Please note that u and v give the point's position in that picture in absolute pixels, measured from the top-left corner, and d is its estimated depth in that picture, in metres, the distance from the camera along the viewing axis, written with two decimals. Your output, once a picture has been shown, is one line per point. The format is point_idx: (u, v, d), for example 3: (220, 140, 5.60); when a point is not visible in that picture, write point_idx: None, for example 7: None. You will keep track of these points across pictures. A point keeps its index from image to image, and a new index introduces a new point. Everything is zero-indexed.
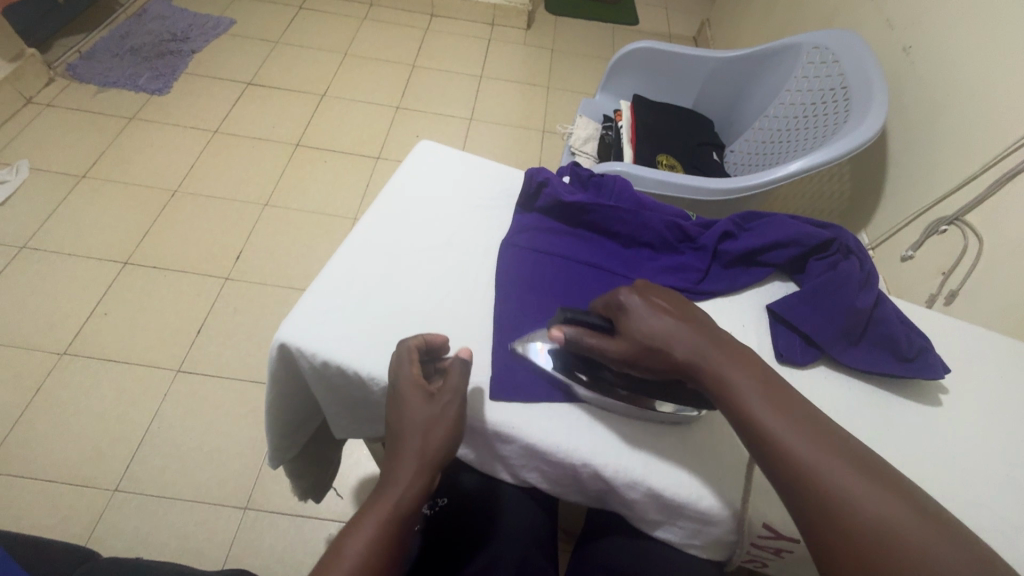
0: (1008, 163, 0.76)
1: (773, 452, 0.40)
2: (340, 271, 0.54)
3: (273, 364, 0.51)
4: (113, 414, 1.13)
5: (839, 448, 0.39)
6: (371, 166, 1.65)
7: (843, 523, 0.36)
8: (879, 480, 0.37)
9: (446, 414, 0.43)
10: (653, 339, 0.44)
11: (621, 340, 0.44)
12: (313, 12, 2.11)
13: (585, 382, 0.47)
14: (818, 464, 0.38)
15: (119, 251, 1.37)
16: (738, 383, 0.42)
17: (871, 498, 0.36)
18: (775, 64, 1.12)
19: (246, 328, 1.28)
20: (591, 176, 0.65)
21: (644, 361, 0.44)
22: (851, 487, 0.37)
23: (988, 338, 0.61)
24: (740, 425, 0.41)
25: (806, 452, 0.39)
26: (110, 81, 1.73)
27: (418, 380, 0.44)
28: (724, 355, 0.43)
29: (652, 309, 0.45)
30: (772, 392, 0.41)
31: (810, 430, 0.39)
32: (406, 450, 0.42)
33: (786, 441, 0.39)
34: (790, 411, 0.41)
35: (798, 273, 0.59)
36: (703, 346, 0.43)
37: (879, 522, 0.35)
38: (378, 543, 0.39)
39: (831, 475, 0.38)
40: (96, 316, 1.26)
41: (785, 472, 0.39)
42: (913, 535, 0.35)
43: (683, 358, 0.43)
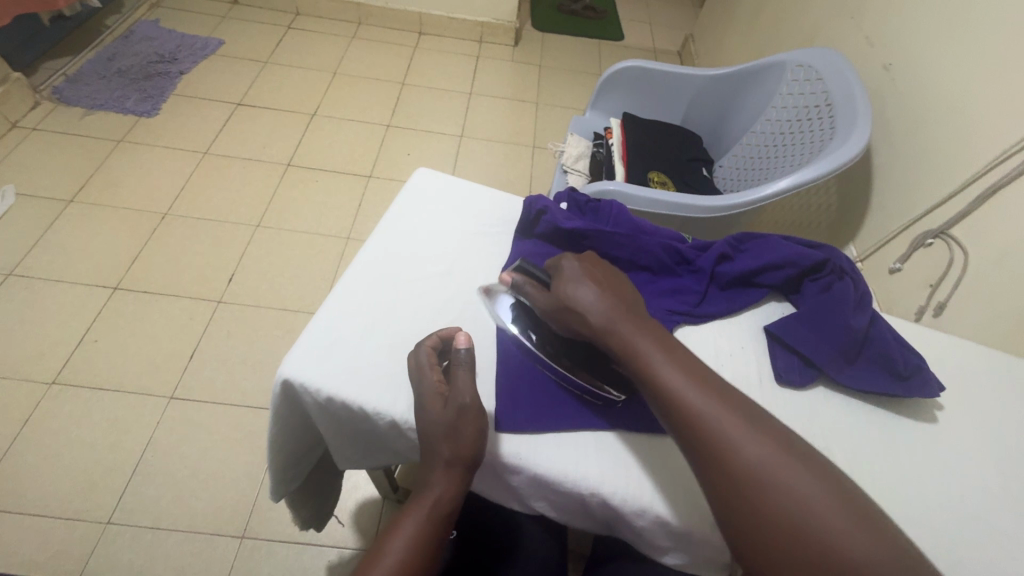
0: (989, 178, 0.78)
1: (669, 405, 0.42)
2: (342, 304, 0.54)
3: (276, 400, 0.50)
4: (104, 444, 1.11)
5: (731, 401, 0.42)
6: (363, 185, 1.65)
7: (725, 468, 0.39)
8: (762, 430, 0.40)
9: (469, 419, 0.44)
10: (576, 303, 0.49)
11: (551, 298, 0.50)
12: (302, 32, 2.12)
13: (532, 342, 0.53)
14: (709, 415, 0.41)
15: (109, 276, 1.35)
16: (643, 345, 0.45)
17: (750, 444, 0.39)
18: (761, 82, 1.15)
19: (240, 351, 1.26)
20: (587, 201, 0.66)
21: (571, 324, 0.49)
22: (735, 435, 0.40)
23: (977, 352, 0.62)
24: (644, 384, 0.44)
25: (698, 405, 0.41)
26: (98, 104, 1.72)
27: (439, 390, 0.46)
28: (634, 321, 0.47)
29: (583, 277, 0.50)
30: (673, 352, 0.45)
31: (702, 385, 0.42)
32: (438, 456, 0.44)
33: (681, 393, 0.42)
34: (687, 370, 0.44)
35: (793, 294, 0.61)
36: (616, 312, 0.47)
37: (756, 467, 0.38)
38: (417, 544, 0.41)
39: (719, 426, 0.40)
40: (86, 344, 1.24)
41: (676, 420, 0.42)
42: (784, 476, 0.38)
43: (598, 322, 0.47)
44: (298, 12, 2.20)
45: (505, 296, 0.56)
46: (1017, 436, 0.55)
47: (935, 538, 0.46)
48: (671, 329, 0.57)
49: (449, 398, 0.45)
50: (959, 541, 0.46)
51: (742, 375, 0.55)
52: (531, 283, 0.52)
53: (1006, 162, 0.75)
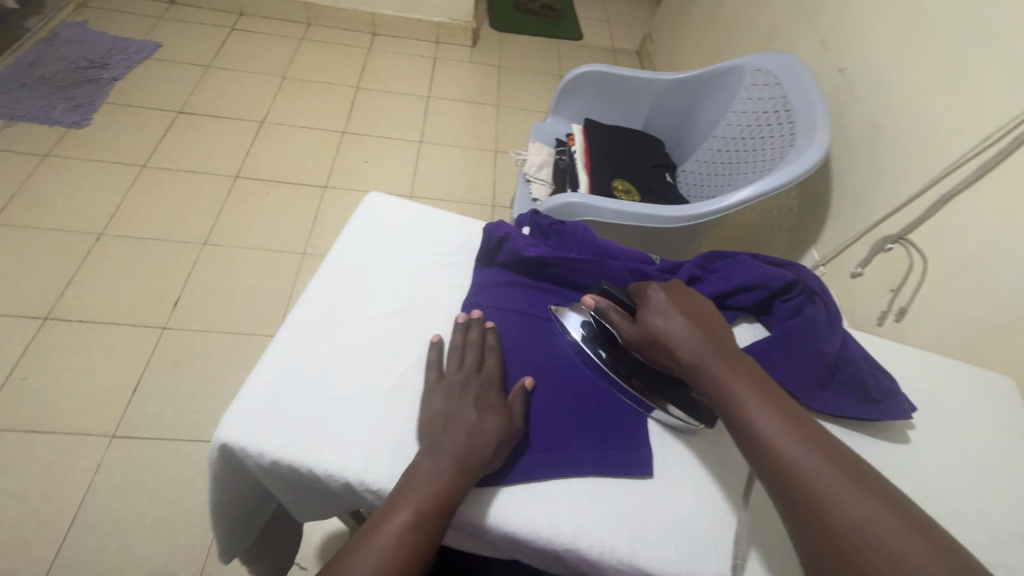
0: (946, 185, 0.79)
1: (759, 447, 0.41)
2: (289, 352, 0.49)
3: (215, 464, 0.45)
4: (38, 492, 1.02)
5: (831, 453, 0.40)
6: (319, 196, 1.57)
7: (822, 521, 0.37)
8: (866, 487, 0.38)
9: (490, 407, 0.46)
10: (665, 335, 0.48)
11: (636, 327, 0.50)
12: (247, 34, 2.01)
13: (602, 359, 0.52)
14: (806, 467, 0.39)
15: (38, 305, 1.24)
16: (738, 387, 0.44)
17: (856, 502, 0.37)
18: (720, 87, 1.15)
19: (190, 381, 1.18)
20: (551, 224, 0.63)
21: (656, 354, 0.49)
22: (837, 490, 0.38)
23: (941, 364, 0.62)
24: (736, 427, 0.43)
25: (794, 455, 0.40)
26: (19, 114, 1.57)
27: (497, 397, 0.47)
28: (728, 360, 0.46)
29: (673, 309, 0.50)
30: (770, 396, 0.43)
31: (800, 431, 0.41)
32: (465, 445, 0.43)
33: (774, 438, 0.41)
34: (786, 416, 0.42)
35: (764, 315, 0.59)
36: (710, 348, 0.47)
37: (861, 527, 0.36)
38: (422, 524, 0.39)
39: (819, 479, 0.39)
40: (12, 382, 1.13)
41: (769, 468, 0.41)
42: (893, 541, 0.35)
43: (687, 356, 0.47)
44: (242, 12, 2.08)
45: (574, 315, 0.55)
46: (987, 450, 0.55)
47: None
48: None
49: (508, 407, 0.47)
50: None
51: None
52: (614, 308, 0.51)
53: (963, 169, 0.76)
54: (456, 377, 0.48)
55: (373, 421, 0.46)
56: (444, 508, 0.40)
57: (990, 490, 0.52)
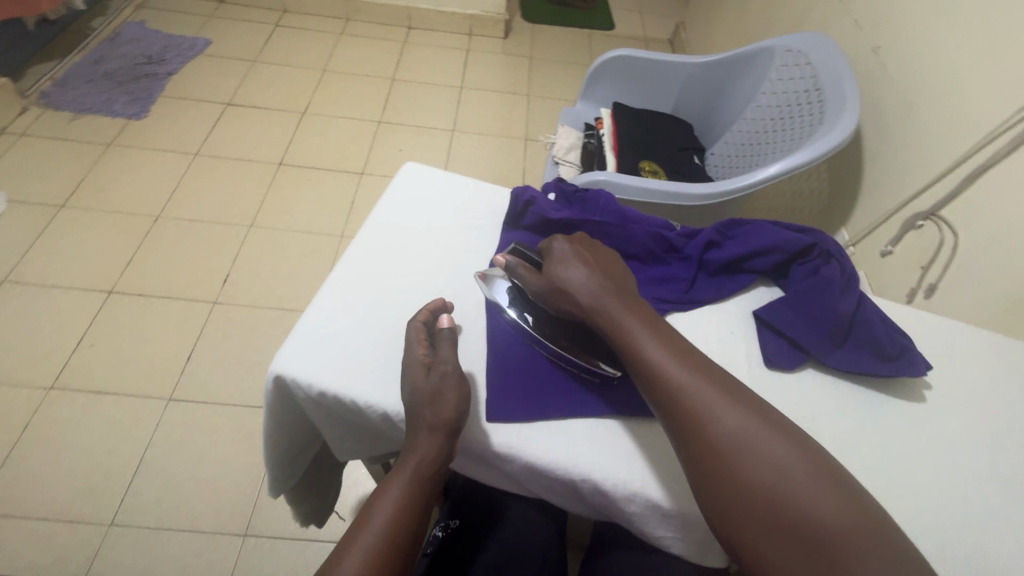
0: (978, 159, 0.78)
1: (649, 378, 0.44)
2: (333, 301, 0.54)
3: (270, 396, 0.51)
4: (104, 447, 1.12)
5: (709, 375, 0.44)
6: (356, 182, 1.64)
7: (702, 436, 0.41)
8: (737, 399, 0.42)
9: (416, 370, 0.47)
10: (566, 282, 0.50)
11: (543, 280, 0.52)
12: (290, 30, 2.11)
13: (530, 323, 0.53)
14: (689, 389, 0.43)
15: (104, 280, 1.35)
16: (630, 323, 0.47)
17: (729, 415, 0.41)
18: (750, 68, 1.15)
19: (238, 352, 1.27)
20: (575, 191, 0.67)
21: (562, 306, 0.51)
22: (714, 407, 0.42)
23: (960, 330, 0.63)
24: (629, 359, 0.46)
25: (680, 380, 0.43)
26: (86, 107, 1.70)
27: (423, 359, 0.48)
28: (621, 300, 0.49)
29: (573, 258, 0.52)
30: (658, 329, 0.47)
31: (681, 359, 0.45)
32: (421, 421, 0.45)
33: (661, 368, 0.44)
34: (669, 344, 0.46)
35: (781, 279, 0.61)
36: (604, 289, 0.49)
37: (734, 435, 0.40)
38: (407, 501, 0.43)
39: (698, 397, 0.42)
40: (82, 348, 1.24)
41: (659, 396, 0.44)
42: (761, 445, 0.40)
43: (588, 301, 0.49)
44: (285, 10, 2.18)
45: (500, 282, 0.56)
46: (1006, 412, 0.56)
47: (926, 517, 0.47)
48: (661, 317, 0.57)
49: (430, 365, 0.48)
50: (947, 517, 0.47)
51: (731, 358, 0.56)
52: (523, 265, 0.54)
53: (994, 143, 0.76)
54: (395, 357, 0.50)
55: None
56: (425, 481, 0.44)
57: (1005, 449, 0.53)
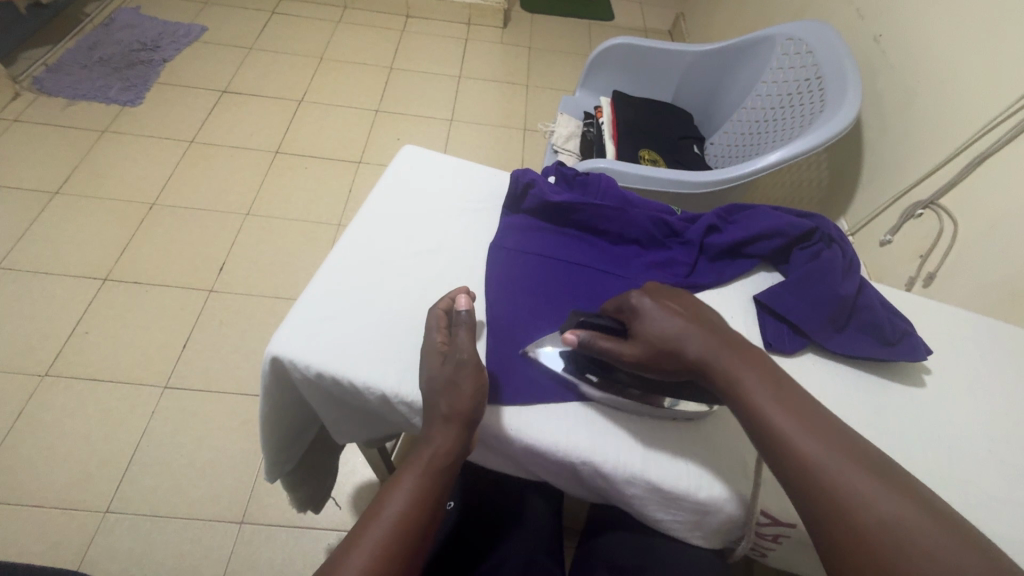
0: (978, 148, 0.78)
1: (781, 452, 0.39)
2: (329, 282, 0.53)
3: (266, 378, 0.50)
4: (100, 434, 1.11)
5: (852, 451, 0.39)
6: (353, 171, 1.63)
7: (852, 523, 0.36)
8: (889, 483, 0.37)
9: (434, 360, 0.46)
10: (666, 341, 0.44)
11: (635, 341, 0.45)
12: (286, 17, 2.08)
13: (594, 382, 0.48)
14: (833, 466, 0.38)
15: (98, 267, 1.34)
16: (751, 384, 0.42)
17: (883, 499, 0.36)
18: (751, 57, 1.14)
19: (234, 340, 1.26)
20: (575, 175, 0.66)
21: (658, 363, 0.45)
22: (863, 487, 0.37)
23: (960, 317, 0.63)
24: (754, 429, 0.41)
25: (820, 455, 0.38)
26: (79, 94, 1.68)
27: (441, 346, 0.47)
28: (737, 357, 0.43)
29: (665, 309, 0.46)
30: (787, 392, 0.42)
31: (819, 431, 0.39)
32: (437, 414, 0.44)
33: (796, 441, 0.39)
34: (800, 410, 0.41)
35: (782, 264, 0.60)
36: (715, 345, 0.44)
37: (893, 525, 0.35)
38: (423, 491, 0.43)
39: (844, 476, 0.37)
40: (77, 335, 1.23)
41: (792, 471, 0.39)
42: (930, 541, 0.34)
43: (695, 357, 0.44)
44: None
45: (549, 343, 0.50)
46: (1004, 397, 0.56)
47: None
48: None
49: (446, 353, 0.46)
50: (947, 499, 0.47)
51: None
52: (602, 336, 0.45)
53: (995, 130, 0.75)
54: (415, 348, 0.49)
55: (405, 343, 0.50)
56: (440, 473, 0.44)
57: (1004, 432, 0.53)
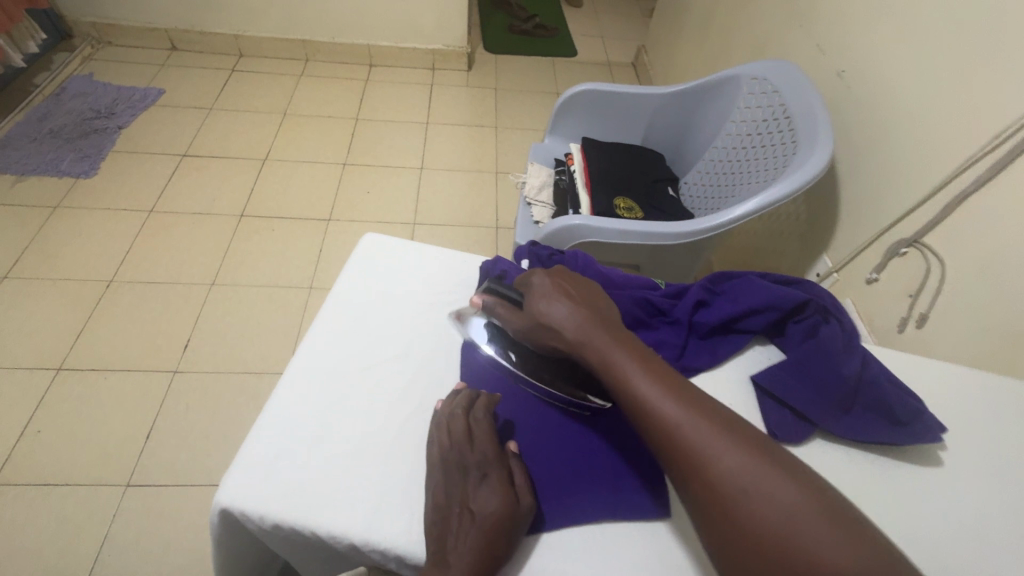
0: (958, 186, 0.76)
1: (642, 417, 0.41)
2: (286, 409, 0.48)
3: (216, 530, 0.44)
4: (55, 546, 1.01)
5: (700, 407, 0.40)
6: (324, 230, 1.58)
7: (702, 478, 0.38)
8: (737, 437, 0.38)
9: (489, 489, 0.41)
10: (547, 316, 0.48)
11: (523, 314, 0.50)
12: (247, 74, 2.05)
13: (514, 362, 0.51)
14: (680, 423, 0.39)
15: (52, 356, 1.25)
16: (615, 353, 0.44)
17: (726, 452, 0.38)
18: (717, 97, 1.13)
19: (202, 424, 1.18)
20: (551, 254, 0.62)
21: (545, 341, 0.48)
22: (712, 447, 0.38)
23: (968, 377, 0.59)
24: (619, 397, 0.43)
25: (671, 416, 0.40)
26: (30, 168, 1.61)
27: (498, 477, 0.42)
28: (606, 330, 0.46)
29: (552, 289, 0.50)
30: (643, 360, 0.44)
31: (674, 393, 0.41)
32: (460, 546, 0.39)
33: (652, 405, 0.41)
34: (656, 375, 0.43)
35: (777, 337, 0.57)
36: (588, 320, 0.47)
37: (734, 478, 0.37)
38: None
39: (694, 434, 0.39)
40: (28, 435, 1.13)
41: (653, 434, 0.41)
42: (763, 485, 0.36)
43: (569, 335, 0.47)
44: (241, 53, 2.12)
45: (477, 323, 0.54)
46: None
47: None
48: None
49: (512, 489, 0.42)
50: None
51: None
52: (502, 305, 0.51)
53: (973, 169, 0.74)
54: (450, 458, 0.44)
55: (374, 478, 0.44)
56: None
57: None
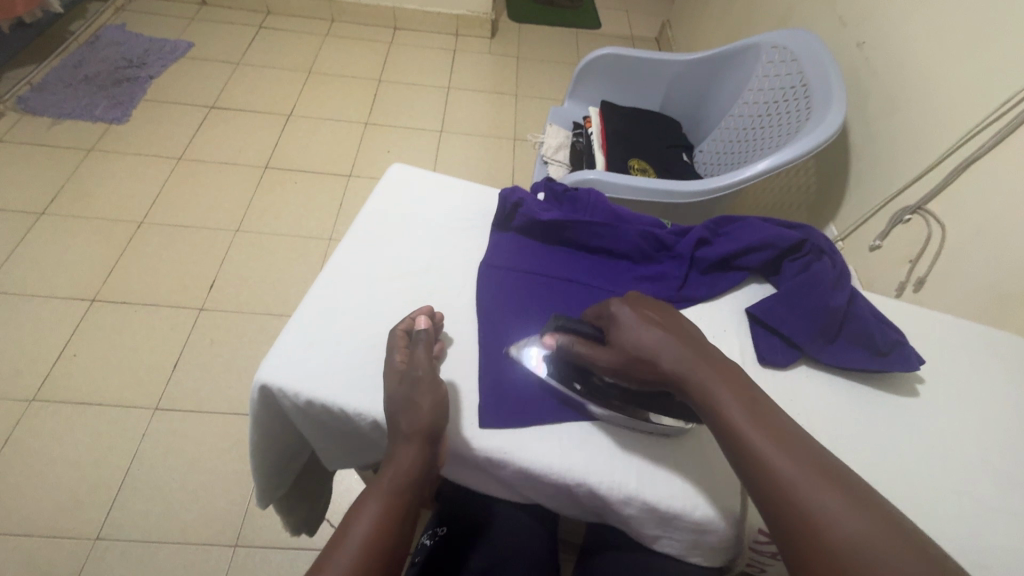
0: (963, 154, 0.78)
1: (750, 464, 0.40)
2: (318, 308, 0.53)
3: (255, 406, 0.49)
4: (88, 459, 1.09)
5: (819, 466, 0.39)
6: (344, 184, 1.63)
7: (818, 539, 0.36)
8: (862, 504, 0.36)
9: (392, 377, 0.47)
10: (640, 346, 0.46)
11: (609, 342, 0.47)
12: (274, 32, 2.08)
13: (579, 391, 0.49)
14: (796, 480, 0.38)
15: (87, 288, 1.32)
16: (721, 394, 0.43)
17: (850, 519, 0.36)
18: (737, 65, 1.15)
19: (225, 358, 1.25)
20: (565, 190, 0.67)
21: (632, 375, 0.46)
22: (833, 509, 0.36)
23: (954, 326, 0.63)
24: (725, 438, 0.42)
25: (788, 472, 0.38)
26: (65, 112, 1.67)
27: (399, 363, 0.48)
28: (708, 369, 0.45)
29: (643, 321, 0.48)
30: (754, 407, 0.42)
31: (787, 444, 0.40)
32: (399, 431, 0.45)
33: (765, 453, 0.39)
34: (768, 423, 0.41)
35: (773, 275, 0.61)
36: (689, 357, 0.45)
37: (854, 543, 0.35)
38: (383, 520, 0.42)
39: (810, 491, 0.37)
40: (64, 358, 1.21)
41: (765, 484, 0.39)
42: (891, 559, 0.34)
43: (666, 367, 0.45)
44: (268, 11, 2.15)
45: (534, 348, 0.52)
46: (996, 404, 0.57)
47: (928, 517, 0.47)
48: None
49: (407, 369, 0.47)
50: (945, 515, 0.47)
51: None
52: (580, 330, 0.49)
53: (979, 137, 0.76)
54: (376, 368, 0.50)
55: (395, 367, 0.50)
56: (406, 490, 0.44)
57: (998, 441, 0.53)
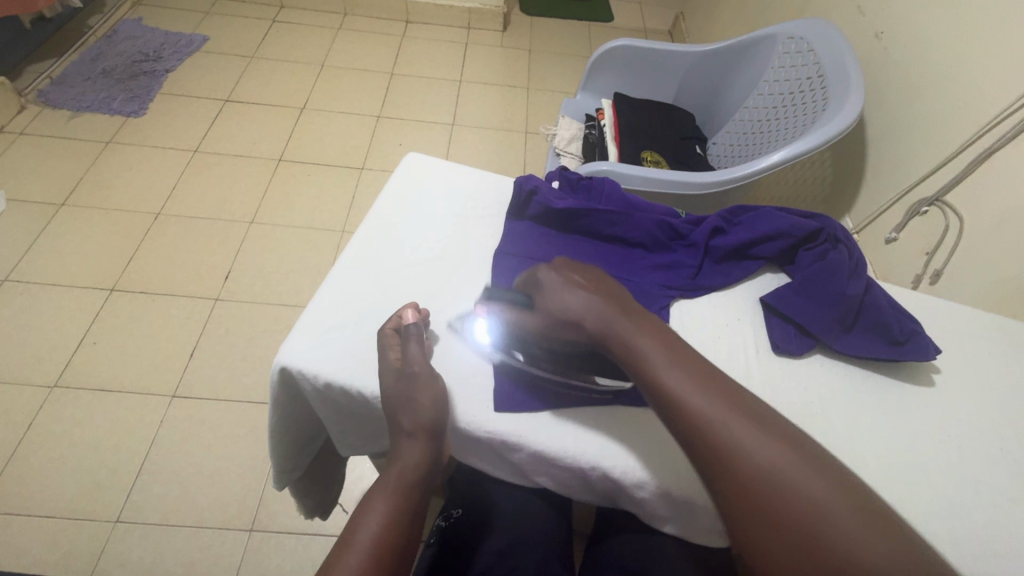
0: (982, 145, 0.77)
1: (671, 408, 0.42)
2: (336, 293, 0.54)
3: (274, 389, 0.50)
4: (108, 444, 1.12)
5: (733, 400, 0.41)
6: (356, 177, 1.64)
7: (734, 471, 0.38)
8: (773, 433, 0.39)
9: (389, 377, 0.47)
10: (567, 309, 0.48)
11: (539, 308, 0.49)
12: (288, 25, 2.09)
13: (521, 361, 0.51)
14: (712, 417, 0.40)
15: (106, 277, 1.35)
16: (642, 345, 0.45)
17: (761, 447, 0.38)
18: (752, 57, 1.14)
19: (241, 347, 1.27)
20: (579, 179, 0.67)
21: (561, 337, 0.48)
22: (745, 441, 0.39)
23: (972, 316, 0.62)
24: (648, 386, 0.44)
25: (704, 412, 0.40)
26: (84, 105, 1.70)
27: (395, 362, 0.48)
28: (631, 322, 0.46)
29: (567, 284, 0.49)
30: (675, 352, 0.44)
31: (704, 386, 0.42)
32: (401, 429, 0.46)
33: (684, 396, 0.41)
34: (686, 367, 0.43)
35: (787, 264, 0.61)
36: (614, 312, 0.47)
37: (766, 470, 0.38)
38: (390, 519, 0.42)
39: (727, 429, 0.39)
40: (84, 346, 1.24)
41: (686, 427, 0.41)
42: (796, 480, 0.37)
43: (591, 325, 0.47)
44: (282, 5, 2.17)
45: (476, 320, 0.54)
46: (1014, 394, 0.56)
47: (942, 504, 0.47)
48: (666, 304, 0.57)
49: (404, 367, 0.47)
50: (960, 503, 0.47)
51: (739, 348, 0.56)
52: (509, 300, 0.51)
53: (999, 127, 0.75)
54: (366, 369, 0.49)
55: None
56: (415, 487, 0.44)
57: (1015, 430, 0.53)
